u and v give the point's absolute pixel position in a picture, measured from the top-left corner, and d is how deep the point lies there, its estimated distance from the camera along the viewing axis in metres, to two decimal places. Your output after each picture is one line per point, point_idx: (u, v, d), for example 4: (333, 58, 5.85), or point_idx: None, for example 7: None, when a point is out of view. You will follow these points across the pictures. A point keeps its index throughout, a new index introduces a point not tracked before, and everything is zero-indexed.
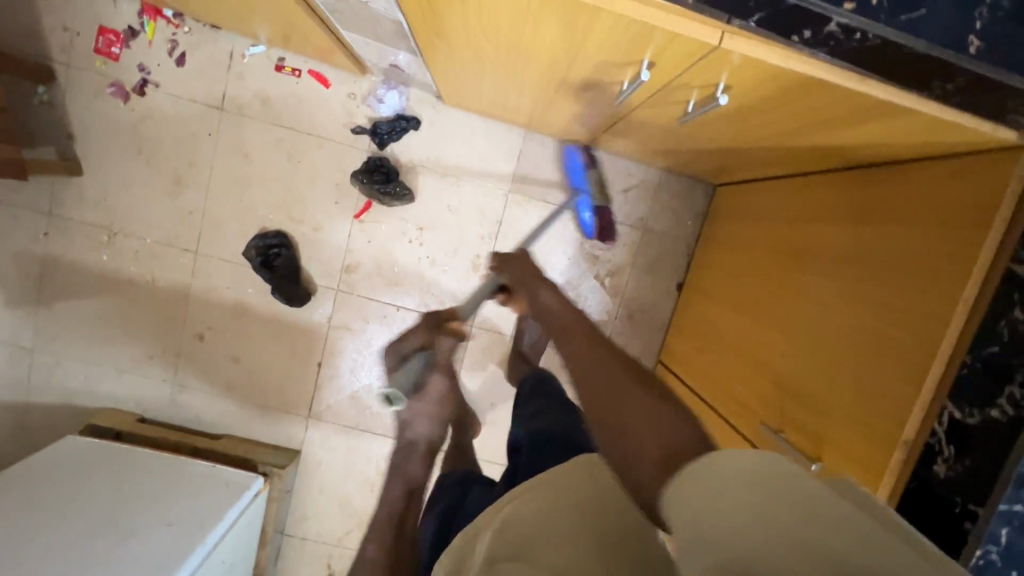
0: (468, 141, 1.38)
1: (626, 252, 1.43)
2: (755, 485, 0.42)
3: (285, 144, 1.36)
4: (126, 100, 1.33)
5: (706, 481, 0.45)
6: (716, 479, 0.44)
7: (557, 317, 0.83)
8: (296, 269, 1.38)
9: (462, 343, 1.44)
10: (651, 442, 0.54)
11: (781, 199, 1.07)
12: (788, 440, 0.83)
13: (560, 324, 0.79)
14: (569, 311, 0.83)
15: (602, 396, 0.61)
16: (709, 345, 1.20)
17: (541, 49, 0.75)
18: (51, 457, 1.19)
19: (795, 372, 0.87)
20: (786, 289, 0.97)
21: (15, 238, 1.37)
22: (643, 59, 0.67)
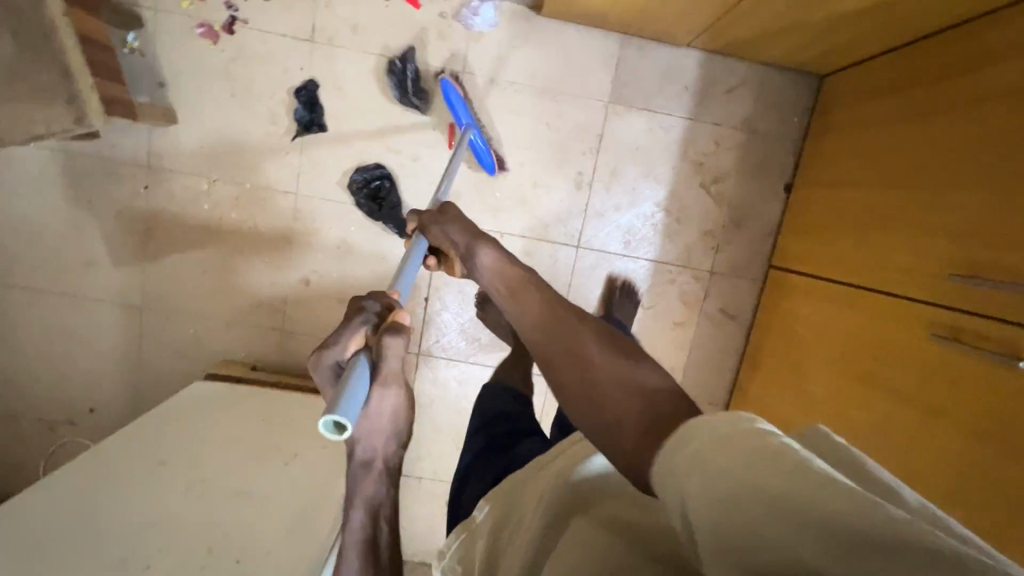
0: (564, 52, 1.34)
1: (731, 156, 1.39)
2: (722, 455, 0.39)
3: (378, 73, 1.33)
4: (216, 41, 1.30)
5: (686, 460, 0.42)
6: (697, 453, 0.41)
7: (529, 294, 0.73)
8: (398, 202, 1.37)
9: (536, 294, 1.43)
10: (632, 419, 0.52)
11: (922, 62, 1.05)
12: (991, 279, 0.83)
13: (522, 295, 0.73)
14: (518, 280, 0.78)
15: (579, 390, 0.58)
16: (840, 229, 1.19)
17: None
18: (187, 399, 1.14)
19: (982, 218, 0.86)
20: (946, 144, 0.96)
21: (117, 195, 1.37)
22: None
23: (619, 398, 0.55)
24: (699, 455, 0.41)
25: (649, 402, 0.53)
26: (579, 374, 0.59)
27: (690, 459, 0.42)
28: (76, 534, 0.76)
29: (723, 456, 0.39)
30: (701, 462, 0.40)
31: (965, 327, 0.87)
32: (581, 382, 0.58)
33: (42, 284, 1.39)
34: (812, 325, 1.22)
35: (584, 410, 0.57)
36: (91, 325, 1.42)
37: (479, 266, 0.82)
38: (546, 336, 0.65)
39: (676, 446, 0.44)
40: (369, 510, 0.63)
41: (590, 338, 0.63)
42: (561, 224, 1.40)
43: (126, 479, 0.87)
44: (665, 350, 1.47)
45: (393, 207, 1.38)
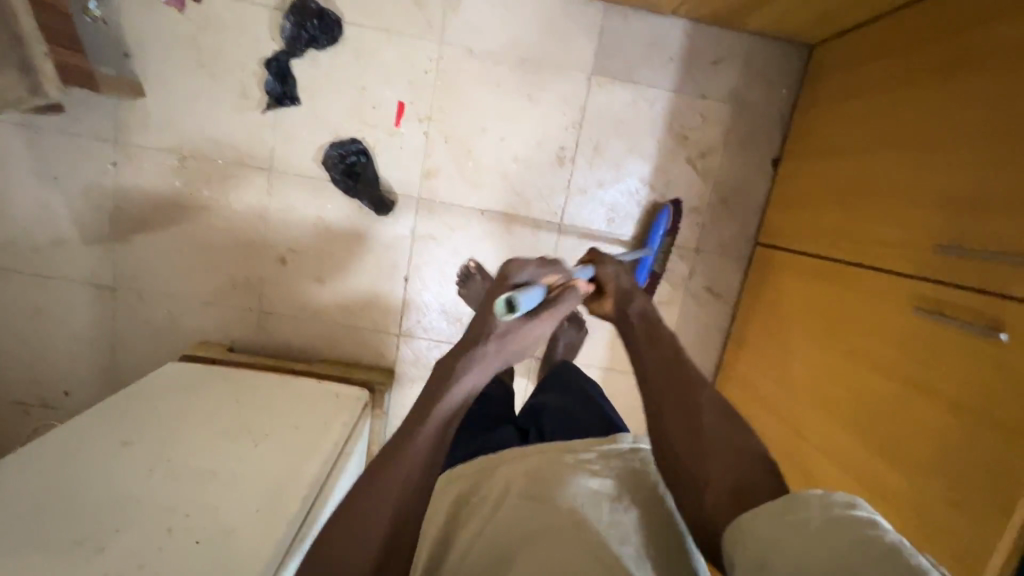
0: (545, 21, 1.29)
1: (718, 130, 1.36)
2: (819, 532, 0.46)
3: (351, 43, 1.28)
4: (182, 9, 1.25)
5: (782, 528, 0.49)
6: (794, 524, 0.49)
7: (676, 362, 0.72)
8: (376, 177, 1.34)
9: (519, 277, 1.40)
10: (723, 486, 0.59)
11: (912, 26, 1.01)
12: (975, 251, 0.81)
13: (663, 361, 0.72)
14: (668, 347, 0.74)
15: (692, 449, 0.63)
16: (826, 204, 1.16)
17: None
18: (157, 379, 1.11)
19: (964, 188, 0.85)
20: (933, 112, 0.93)
21: (84, 171, 1.32)
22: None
23: (724, 464, 0.60)
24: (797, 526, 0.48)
25: (752, 469, 0.60)
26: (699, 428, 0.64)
27: (788, 532, 0.48)
28: (33, 510, 0.74)
29: (826, 538, 0.45)
30: (801, 532, 0.47)
31: (948, 301, 0.85)
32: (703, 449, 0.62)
33: (10, 264, 1.36)
34: (797, 302, 1.20)
35: (685, 460, 0.63)
36: (62, 305, 1.39)
37: (637, 311, 0.79)
38: (667, 387, 0.69)
39: (784, 511, 0.50)
40: (444, 416, 0.63)
41: (705, 396, 0.67)
42: (543, 201, 1.37)
43: (89, 458, 0.85)
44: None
45: (371, 184, 1.34)
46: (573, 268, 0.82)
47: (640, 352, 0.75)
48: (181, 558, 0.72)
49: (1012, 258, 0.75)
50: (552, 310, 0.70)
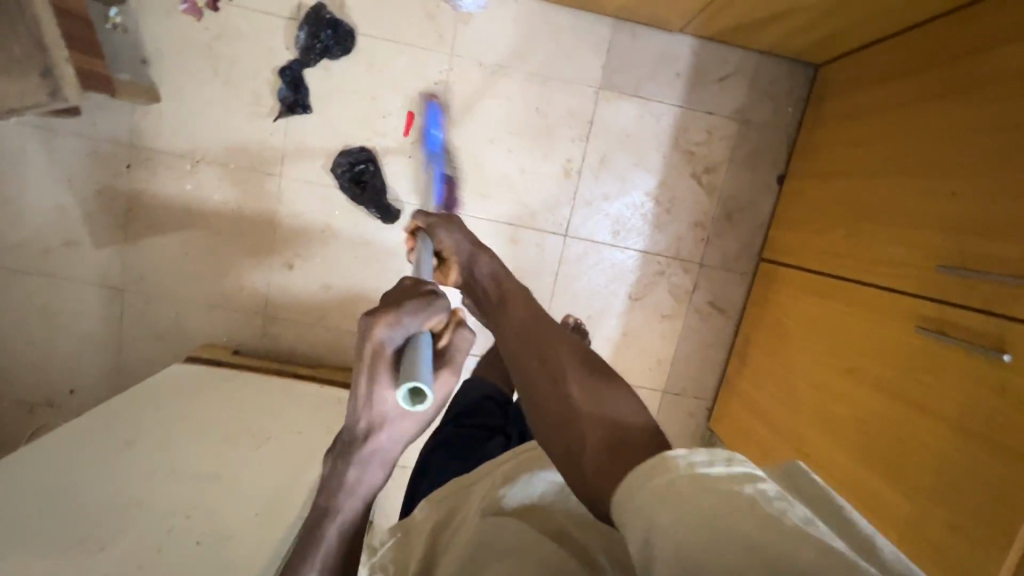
0: (555, 35, 1.31)
1: (723, 146, 1.37)
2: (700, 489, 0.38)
3: (364, 54, 1.30)
4: (200, 18, 1.28)
5: (652, 496, 0.40)
6: (669, 487, 0.39)
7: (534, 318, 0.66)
8: (382, 185, 1.35)
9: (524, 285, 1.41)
10: (595, 442, 0.50)
11: (917, 48, 1.02)
12: (978, 271, 0.81)
13: (518, 320, 0.66)
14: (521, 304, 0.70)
15: (553, 409, 0.55)
16: (829, 221, 1.17)
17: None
18: (163, 381, 1.13)
19: (967, 210, 0.85)
20: (937, 132, 0.94)
21: (98, 173, 1.35)
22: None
23: (590, 421, 0.52)
24: (669, 490, 0.39)
25: (613, 416, 0.52)
26: (566, 388, 0.56)
27: (660, 500, 0.39)
28: (37, 509, 0.75)
29: (700, 497, 0.37)
30: (673, 498, 0.39)
31: (950, 320, 0.85)
32: (565, 407, 0.54)
33: (21, 264, 1.38)
34: (799, 318, 1.20)
35: (553, 425, 0.54)
36: (70, 305, 1.40)
37: (477, 272, 0.81)
38: (533, 349, 0.61)
39: (653, 477, 0.41)
40: (366, 495, 0.57)
41: (567, 354, 0.59)
42: (548, 212, 1.38)
43: (91, 458, 0.85)
44: (650, 342, 1.45)
45: (378, 193, 1.35)
46: (415, 254, 0.86)
47: (508, 321, 0.67)
48: (181, 559, 0.72)
49: (1012, 280, 0.75)
50: (452, 364, 0.59)
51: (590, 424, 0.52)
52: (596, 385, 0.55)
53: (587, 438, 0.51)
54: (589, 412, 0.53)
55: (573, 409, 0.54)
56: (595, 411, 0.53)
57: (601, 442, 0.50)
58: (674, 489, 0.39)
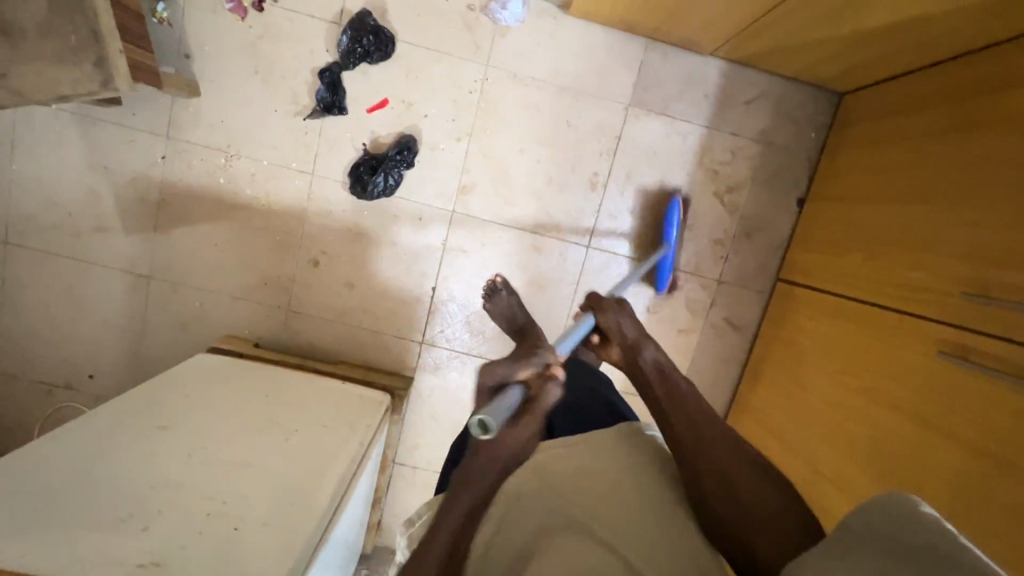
0: (589, 52, 1.35)
1: (746, 167, 1.40)
2: (872, 542, 0.47)
3: (402, 61, 1.34)
4: (244, 17, 1.31)
5: (831, 558, 0.49)
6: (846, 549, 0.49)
7: (696, 407, 0.75)
8: (376, 161, 1.35)
9: (544, 293, 1.43)
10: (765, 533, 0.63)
11: (941, 83, 1.06)
12: (1000, 300, 0.84)
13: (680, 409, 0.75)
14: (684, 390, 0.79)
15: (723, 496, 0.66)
16: (850, 245, 1.20)
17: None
18: (189, 370, 1.14)
19: (991, 240, 0.88)
20: (960, 165, 0.97)
21: (134, 162, 1.37)
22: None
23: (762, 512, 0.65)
24: (843, 552, 0.48)
25: (778, 510, 0.65)
26: (702, 451, 0.70)
27: (833, 562, 0.48)
28: (80, 487, 0.76)
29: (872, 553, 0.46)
30: (848, 558, 0.48)
31: (972, 347, 0.88)
32: (737, 500, 0.66)
33: (51, 247, 1.40)
34: (815, 338, 1.22)
35: (725, 512, 0.65)
36: (96, 289, 1.42)
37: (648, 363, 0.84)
38: (704, 442, 0.71)
39: (826, 545, 0.51)
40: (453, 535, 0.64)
41: (738, 449, 0.70)
42: (573, 223, 1.41)
43: (127, 440, 0.87)
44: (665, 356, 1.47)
45: (394, 165, 1.35)
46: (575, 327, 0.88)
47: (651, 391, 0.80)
48: (219, 543, 0.74)
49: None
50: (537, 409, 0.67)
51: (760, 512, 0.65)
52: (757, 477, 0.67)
53: (759, 528, 0.64)
54: (753, 504, 0.65)
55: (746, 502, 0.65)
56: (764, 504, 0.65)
57: (773, 534, 0.63)
58: (849, 550, 0.48)
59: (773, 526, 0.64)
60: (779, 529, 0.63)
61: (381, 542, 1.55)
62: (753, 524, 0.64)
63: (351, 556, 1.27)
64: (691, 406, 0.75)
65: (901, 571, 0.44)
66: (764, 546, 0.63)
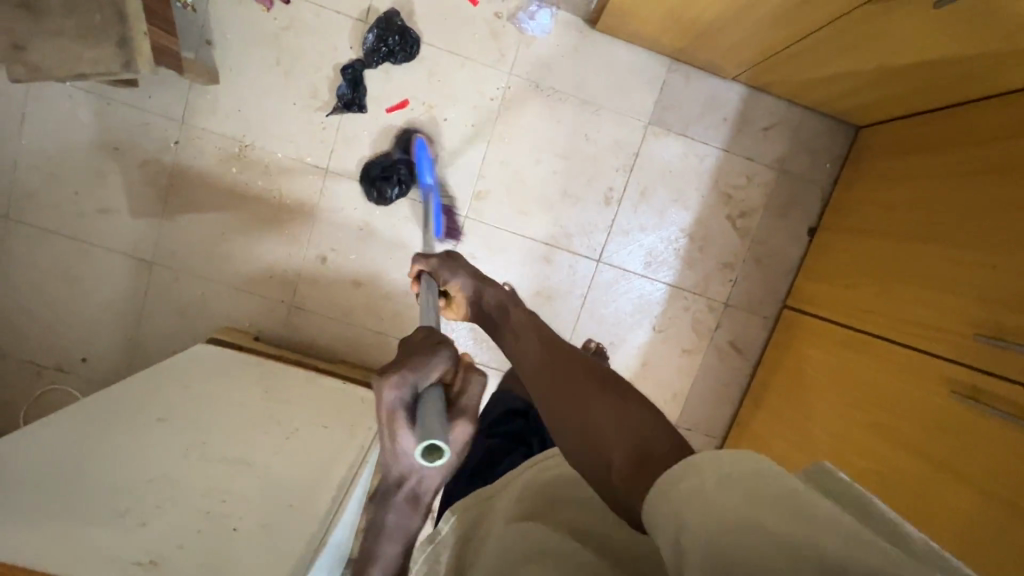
0: (613, 68, 1.35)
1: (760, 193, 1.41)
2: (728, 485, 0.40)
3: (426, 64, 1.33)
4: (270, 8, 1.30)
5: (684, 501, 0.41)
6: (702, 489, 0.41)
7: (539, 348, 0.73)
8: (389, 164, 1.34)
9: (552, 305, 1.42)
10: (619, 449, 0.53)
11: (961, 124, 1.07)
12: (1014, 343, 0.84)
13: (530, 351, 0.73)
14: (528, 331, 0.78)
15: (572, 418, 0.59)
16: (861, 278, 1.20)
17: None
18: (189, 361, 1.11)
19: (1006, 283, 0.89)
20: (977, 207, 0.98)
21: (146, 145, 1.35)
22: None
23: (617, 433, 0.55)
24: (697, 496, 0.41)
25: (633, 427, 0.55)
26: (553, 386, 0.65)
27: (690, 503, 0.41)
28: (76, 478, 0.73)
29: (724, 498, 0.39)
30: (704, 503, 0.40)
31: (983, 389, 0.88)
32: (586, 423, 0.58)
33: (53, 224, 1.37)
34: (820, 368, 1.22)
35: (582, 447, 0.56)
36: (96, 271, 1.39)
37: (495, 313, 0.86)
38: (553, 377, 0.66)
39: (672, 484, 0.43)
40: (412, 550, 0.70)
41: (586, 379, 0.64)
42: (585, 238, 1.41)
43: (125, 430, 0.84)
44: (667, 375, 1.47)
45: (400, 167, 1.34)
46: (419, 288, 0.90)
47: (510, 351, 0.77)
48: (219, 543, 0.72)
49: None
50: None
51: (614, 433, 0.55)
52: (607, 397, 0.60)
53: (611, 446, 0.54)
54: (604, 426, 0.56)
55: (595, 427, 0.57)
56: (617, 422, 0.56)
57: (625, 447, 0.53)
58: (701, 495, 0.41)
59: (633, 441, 0.53)
60: (646, 450, 0.51)
61: None
62: (615, 457, 0.53)
63: (339, 561, 1.24)
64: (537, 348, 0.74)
65: (762, 518, 0.37)
66: (619, 478, 0.51)
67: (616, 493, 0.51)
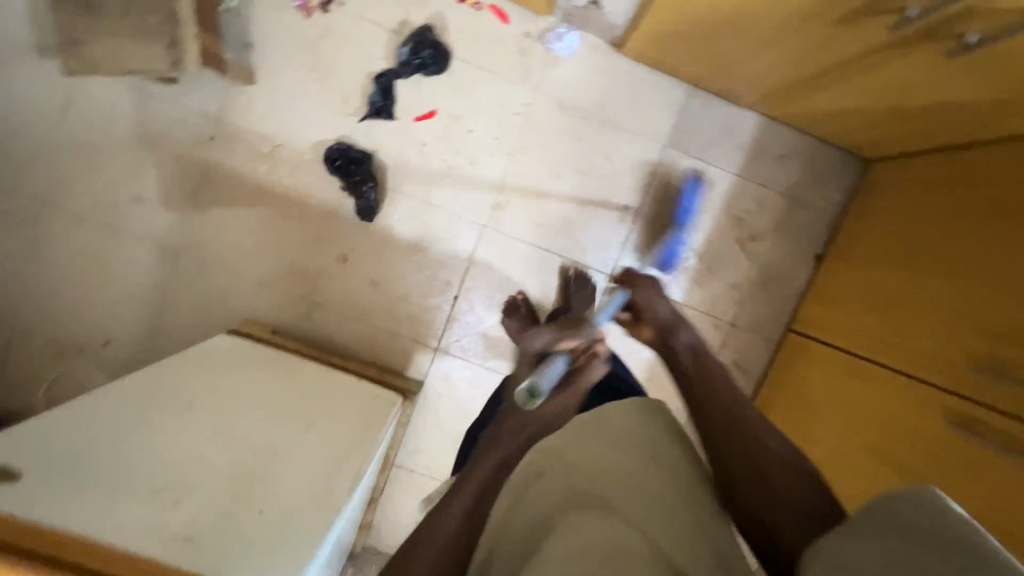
0: (634, 91, 1.40)
1: (771, 219, 1.46)
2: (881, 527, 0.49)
3: (455, 77, 1.38)
4: (309, 16, 1.36)
5: (847, 540, 0.51)
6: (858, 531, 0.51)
7: (719, 394, 0.79)
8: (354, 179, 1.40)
9: None
10: (792, 511, 0.66)
11: (968, 163, 1.12)
12: (1006, 376, 0.89)
13: (713, 397, 0.79)
14: (716, 377, 0.83)
15: (754, 477, 0.69)
16: (864, 305, 1.24)
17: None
18: (212, 350, 1.16)
19: (1002, 318, 0.93)
20: (977, 244, 1.02)
21: (181, 140, 1.40)
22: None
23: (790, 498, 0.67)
24: (857, 536, 0.51)
25: (808, 496, 0.67)
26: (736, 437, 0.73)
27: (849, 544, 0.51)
28: (113, 453, 0.78)
29: (879, 540, 0.48)
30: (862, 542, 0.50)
31: (977, 418, 0.92)
32: (766, 480, 0.68)
33: (87, 210, 1.42)
34: (820, 389, 1.26)
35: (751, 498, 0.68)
36: (124, 258, 1.44)
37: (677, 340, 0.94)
38: (740, 429, 0.74)
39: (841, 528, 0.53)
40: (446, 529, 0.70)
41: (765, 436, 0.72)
42: (598, 252, 1.45)
43: (156, 412, 0.88)
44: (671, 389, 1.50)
45: (359, 166, 1.40)
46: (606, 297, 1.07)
47: (694, 385, 0.83)
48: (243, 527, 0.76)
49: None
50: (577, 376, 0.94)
51: (784, 495, 0.67)
52: (787, 462, 0.70)
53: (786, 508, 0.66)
54: (779, 488, 0.67)
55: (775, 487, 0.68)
56: (797, 488, 0.67)
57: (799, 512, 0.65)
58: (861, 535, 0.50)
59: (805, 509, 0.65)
60: (810, 513, 0.65)
61: (370, 542, 1.55)
62: (783, 510, 0.66)
63: (342, 553, 1.27)
64: (720, 392, 0.80)
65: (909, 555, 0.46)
66: (784, 526, 0.65)
67: (782, 544, 0.64)
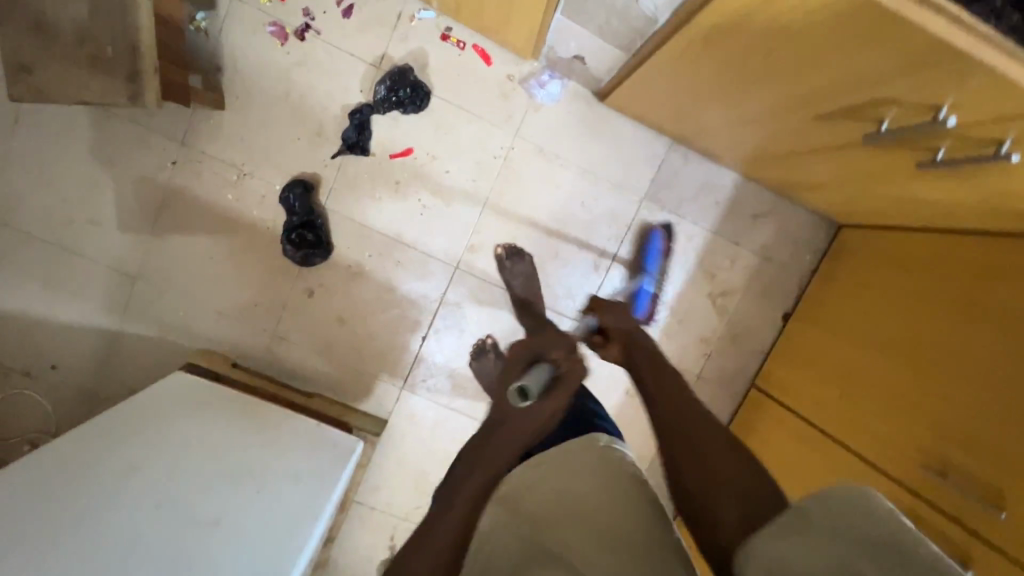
0: (615, 142, 1.39)
1: (742, 276, 1.47)
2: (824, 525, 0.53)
3: (435, 116, 1.35)
4: (283, 43, 1.31)
5: (791, 531, 0.55)
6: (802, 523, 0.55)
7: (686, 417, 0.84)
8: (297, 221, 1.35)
9: None
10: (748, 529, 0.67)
11: (932, 249, 1.14)
12: (955, 483, 0.93)
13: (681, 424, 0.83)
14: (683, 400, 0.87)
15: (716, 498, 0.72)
16: (822, 374, 1.26)
17: (824, 72, 0.78)
18: (164, 396, 1.12)
19: (952, 422, 0.96)
20: (933, 338, 1.05)
21: (142, 162, 1.34)
22: (946, 107, 0.72)
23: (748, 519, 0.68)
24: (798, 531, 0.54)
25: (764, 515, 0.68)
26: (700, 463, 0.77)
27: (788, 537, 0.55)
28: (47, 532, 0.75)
29: (820, 532, 0.53)
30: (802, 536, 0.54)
31: (926, 517, 0.97)
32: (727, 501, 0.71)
33: (38, 229, 1.34)
34: (777, 453, 1.29)
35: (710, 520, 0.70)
36: (76, 280, 1.37)
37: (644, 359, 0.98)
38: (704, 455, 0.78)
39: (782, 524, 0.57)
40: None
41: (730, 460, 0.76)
42: (569, 299, 1.44)
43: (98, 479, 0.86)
44: (637, 437, 1.51)
45: (287, 213, 1.36)
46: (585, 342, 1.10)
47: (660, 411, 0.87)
48: None
49: (1004, 515, 0.85)
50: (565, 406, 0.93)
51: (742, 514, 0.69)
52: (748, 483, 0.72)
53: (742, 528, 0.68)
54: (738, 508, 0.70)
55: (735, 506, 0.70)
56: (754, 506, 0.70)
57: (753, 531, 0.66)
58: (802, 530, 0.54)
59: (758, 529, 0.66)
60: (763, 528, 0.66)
61: None
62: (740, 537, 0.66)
63: None
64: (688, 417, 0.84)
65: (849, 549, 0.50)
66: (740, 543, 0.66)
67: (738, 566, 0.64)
